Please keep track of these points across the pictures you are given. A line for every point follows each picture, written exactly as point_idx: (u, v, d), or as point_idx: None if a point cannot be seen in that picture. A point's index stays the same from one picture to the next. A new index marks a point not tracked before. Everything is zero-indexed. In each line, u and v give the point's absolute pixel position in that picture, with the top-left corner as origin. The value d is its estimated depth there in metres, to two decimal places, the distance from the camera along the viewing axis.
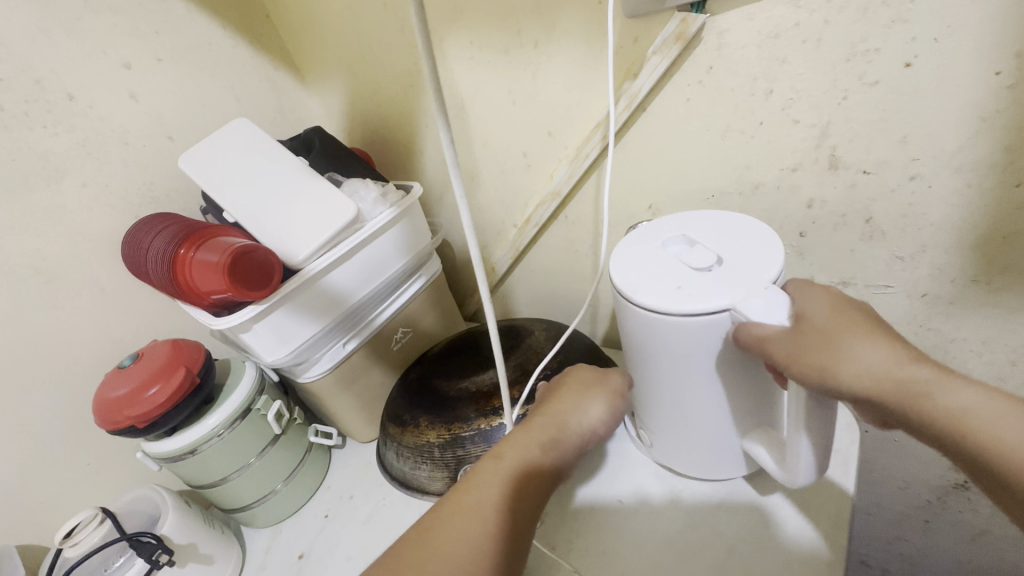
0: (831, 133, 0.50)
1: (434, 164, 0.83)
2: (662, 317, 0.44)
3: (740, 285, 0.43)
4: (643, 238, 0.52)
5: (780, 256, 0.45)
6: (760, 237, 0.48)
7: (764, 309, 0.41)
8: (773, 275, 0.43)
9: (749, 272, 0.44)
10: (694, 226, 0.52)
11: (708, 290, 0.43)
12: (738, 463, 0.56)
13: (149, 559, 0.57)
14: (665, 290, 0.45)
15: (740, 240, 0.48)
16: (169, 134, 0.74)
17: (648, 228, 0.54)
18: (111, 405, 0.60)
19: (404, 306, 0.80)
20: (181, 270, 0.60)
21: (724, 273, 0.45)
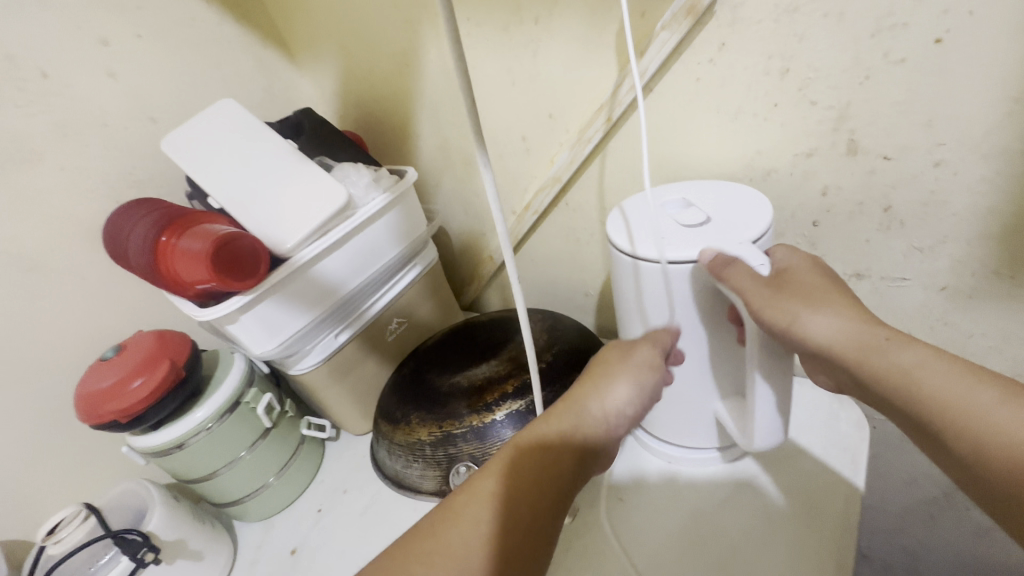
0: (850, 116, 0.47)
1: (430, 147, 0.80)
2: (641, 262, 0.44)
3: (720, 239, 0.43)
4: (642, 199, 0.52)
5: (767, 222, 0.44)
6: (754, 204, 0.47)
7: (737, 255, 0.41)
8: (755, 236, 0.43)
9: (733, 231, 0.44)
10: (696, 194, 0.51)
11: (689, 240, 0.43)
12: (711, 436, 0.56)
13: (133, 558, 0.56)
14: (647, 237, 0.45)
15: (735, 206, 0.47)
16: (152, 115, 0.71)
17: (650, 193, 0.53)
18: (93, 399, 0.58)
19: (398, 296, 0.78)
20: (163, 259, 0.57)
21: (708, 229, 0.45)
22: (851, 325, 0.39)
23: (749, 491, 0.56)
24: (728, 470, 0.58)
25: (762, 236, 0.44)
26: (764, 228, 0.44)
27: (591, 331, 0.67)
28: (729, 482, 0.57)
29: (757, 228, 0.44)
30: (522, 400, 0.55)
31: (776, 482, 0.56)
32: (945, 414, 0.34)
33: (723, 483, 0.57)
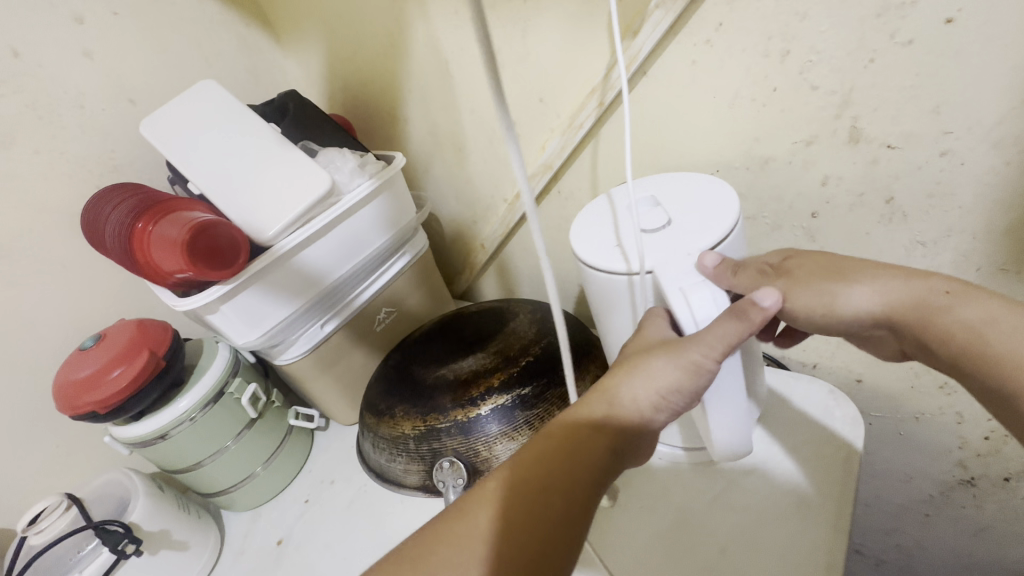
0: (853, 102, 0.45)
1: (419, 132, 0.77)
2: (593, 272, 0.45)
3: (671, 250, 0.42)
4: (616, 196, 0.51)
5: (727, 228, 0.42)
6: (721, 203, 0.45)
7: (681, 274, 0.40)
8: (707, 246, 0.41)
9: (686, 239, 0.42)
10: (670, 189, 0.49)
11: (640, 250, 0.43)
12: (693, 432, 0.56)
13: (114, 550, 0.55)
14: (604, 249, 0.45)
15: (704, 204, 0.46)
16: (131, 97, 0.68)
17: (628, 187, 0.52)
18: (72, 389, 0.56)
19: (386, 285, 0.76)
20: (139, 246, 0.55)
21: (664, 235, 0.43)
22: (899, 285, 0.38)
23: (740, 489, 0.55)
24: (717, 469, 0.57)
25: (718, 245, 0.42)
26: (722, 236, 0.42)
27: (581, 323, 0.66)
28: (718, 481, 0.56)
29: (712, 236, 0.42)
30: (508, 394, 0.54)
31: (766, 480, 0.55)
32: (1017, 373, 0.33)
33: (712, 481, 0.56)
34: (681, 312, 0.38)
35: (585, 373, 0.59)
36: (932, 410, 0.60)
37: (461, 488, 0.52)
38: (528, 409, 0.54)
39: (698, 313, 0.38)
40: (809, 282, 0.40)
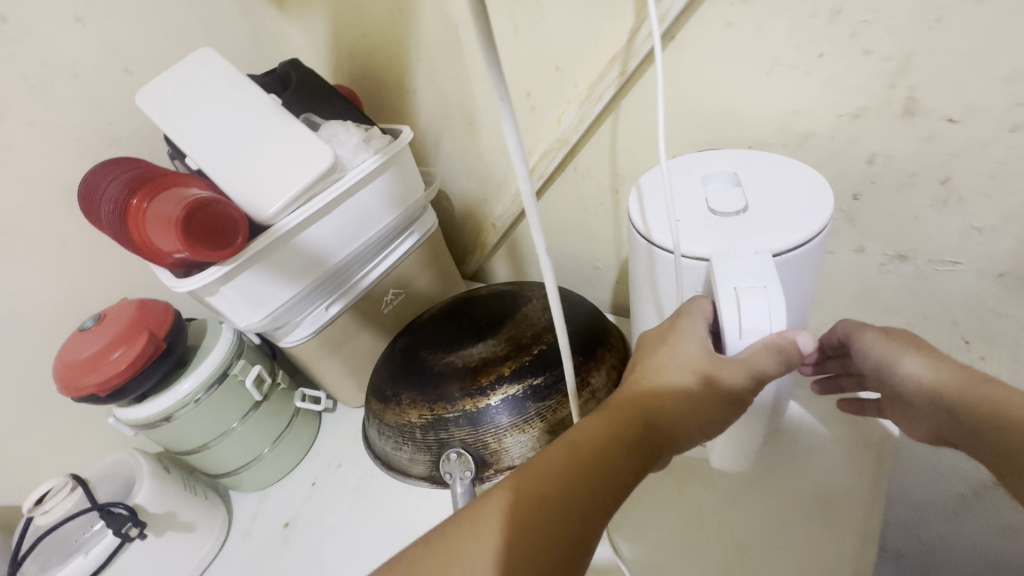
0: (910, 69, 0.40)
1: (428, 105, 0.73)
2: (645, 241, 0.42)
3: (736, 241, 0.39)
4: (687, 164, 0.47)
5: (806, 232, 0.38)
6: (807, 204, 0.40)
7: (740, 269, 0.37)
8: (779, 247, 0.38)
9: (758, 233, 0.39)
10: (746, 170, 0.45)
11: (701, 233, 0.40)
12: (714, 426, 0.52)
13: (117, 533, 0.55)
14: (663, 216, 0.42)
15: (785, 197, 0.41)
16: (128, 65, 0.65)
17: (698, 157, 0.48)
18: (71, 371, 0.55)
19: (393, 265, 0.73)
20: (134, 224, 0.53)
21: (734, 223, 0.40)
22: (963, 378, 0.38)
23: (763, 487, 0.52)
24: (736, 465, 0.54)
25: (791, 249, 0.38)
26: (798, 240, 0.38)
27: (597, 310, 0.63)
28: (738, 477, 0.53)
29: (788, 237, 0.38)
30: (519, 384, 0.51)
31: (790, 479, 0.51)
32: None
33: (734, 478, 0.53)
34: (729, 314, 0.36)
35: (601, 363, 0.56)
36: None
37: (469, 480, 0.50)
38: (540, 400, 0.51)
39: (745, 324, 0.35)
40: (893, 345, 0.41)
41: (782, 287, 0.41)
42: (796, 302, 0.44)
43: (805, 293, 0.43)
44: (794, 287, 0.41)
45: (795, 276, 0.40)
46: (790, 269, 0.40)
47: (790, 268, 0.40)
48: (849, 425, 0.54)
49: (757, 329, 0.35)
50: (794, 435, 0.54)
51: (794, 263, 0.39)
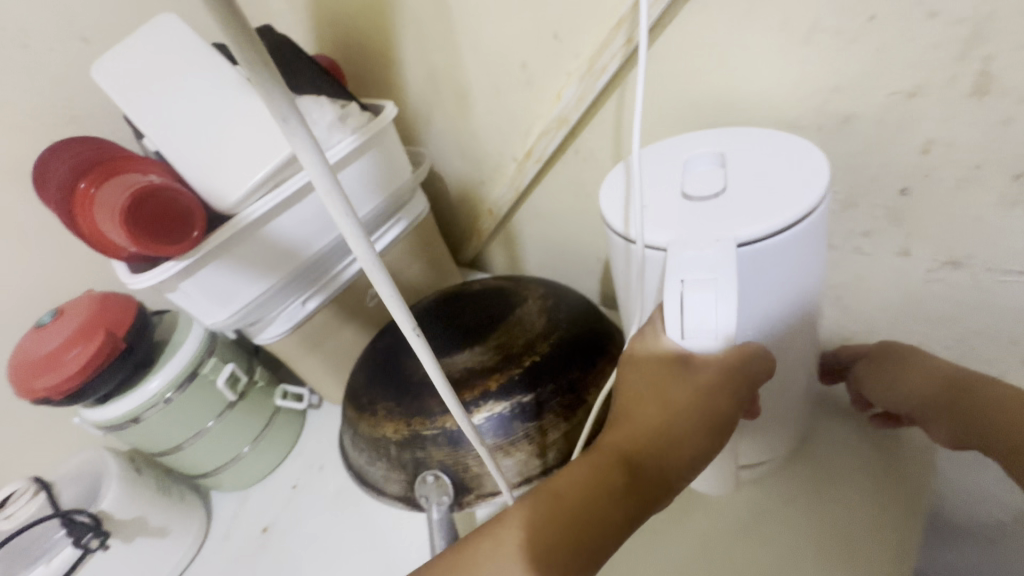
0: (986, 37, 0.32)
1: (416, 78, 0.66)
2: (609, 231, 0.37)
3: (699, 227, 0.33)
4: (677, 145, 0.41)
5: (791, 217, 0.32)
6: (797, 186, 0.33)
7: (693, 258, 0.31)
8: (746, 235, 0.32)
9: (725, 219, 0.33)
10: (746, 151, 0.38)
11: (668, 219, 0.34)
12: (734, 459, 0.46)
13: (77, 544, 0.51)
14: (632, 205, 0.37)
15: (778, 178, 0.35)
16: (85, 34, 0.59)
17: (697, 138, 0.42)
18: (24, 372, 0.51)
19: (378, 257, 0.67)
20: (80, 213, 0.47)
21: (704, 207, 0.34)
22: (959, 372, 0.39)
23: (781, 514, 0.46)
24: (748, 494, 0.48)
25: (764, 238, 0.32)
26: (773, 228, 0.32)
27: (599, 312, 0.57)
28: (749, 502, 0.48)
29: (760, 223, 0.32)
30: (506, 402, 0.47)
31: (809, 511, 0.46)
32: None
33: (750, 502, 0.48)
34: (669, 310, 0.30)
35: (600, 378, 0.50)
36: None
37: (446, 505, 0.46)
38: (528, 421, 0.47)
39: (686, 321, 0.30)
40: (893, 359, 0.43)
41: (769, 282, 0.34)
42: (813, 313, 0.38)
43: (795, 295, 0.36)
44: (777, 286, 0.34)
45: (776, 273, 0.34)
46: (767, 264, 0.33)
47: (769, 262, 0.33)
48: (879, 450, 0.48)
49: (702, 328, 0.30)
50: (814, 458, 0.49)
51: (770, 251, 0.32)
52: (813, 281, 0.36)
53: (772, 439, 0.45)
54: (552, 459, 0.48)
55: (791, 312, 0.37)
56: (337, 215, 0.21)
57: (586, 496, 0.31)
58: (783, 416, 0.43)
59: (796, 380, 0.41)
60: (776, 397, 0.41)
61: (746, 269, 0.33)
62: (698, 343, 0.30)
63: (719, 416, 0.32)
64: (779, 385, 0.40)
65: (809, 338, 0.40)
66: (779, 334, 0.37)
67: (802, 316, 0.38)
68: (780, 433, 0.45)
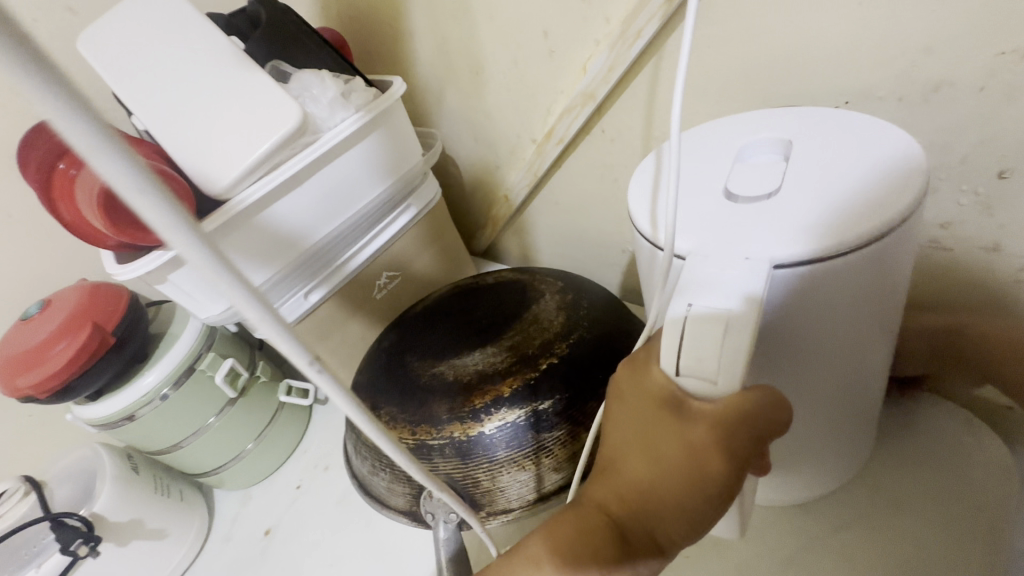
0: None
1: (427, 51, 0.61)
2: (636, 234, 0.32)
3: (729, 237, 0.27)
4: (736, 128, 0.35)
5: (861, 235, 0.25)
6: (870, 198, 0.27)
7: (709, 278, 0.26)
8: (785, 258, 0.26)
9: (765, 231, 0.27)
10: (813, 132, 0.32)
11: (705, 224, 0.29)
12: (784, 486, 0.41)
13: (63, 551, 0.48)
14: (663, 203, 0.31)
15: (852, 177, 0.28)
16: (70, 3, 0.55)
17: (755, 116, 0.36)
18: (9, 366, 0.48)
19: (386, 245, 0.63)
20: (60, 197, 0.44)
21: (749, 211, 0.28)
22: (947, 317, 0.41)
23: (827, 544, 0.41)
24: (798, 518, 0.43)
25: (808, 263, 0.26)
26: (821, 254, 0.25)
27: (624, 309, 0.51)
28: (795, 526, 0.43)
29: (808, 243, 0.26)
30: (521, 410, 0.42)
31: (870, 539, 0.40)
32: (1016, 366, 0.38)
33: (784, 529, 0.43)
34: (669, 340, 0.26)
35: None
36: None
37: (454, 524, 0.41)
38: (544, 431, 0.42)
39: (682, 358, 0.25)
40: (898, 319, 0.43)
41: (817, 311, 0.28)
42: (885, 322, 0.32)
43: (845, 330, 0.30)
44: (822, 316, 0.28)
45: (823, 303, 0.27)
46: (810, 293, 0.27)
47: (814, 291, 0.27)
48: (948, 476, 0.42)
49: (699, 370, 0.25)
50: (875, 485, 0.43)
51: (818, 277, 0.26)
52: (895, 289, 0.30)
53: (810, 469, 0.39)
54: (571, 474, 0.43)
55: (839, 344, 0.30)
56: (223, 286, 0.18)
57: (571, 553, 0.30)
58: (835, 439, 0.38)
59: (848, 403, 0.36)
60: (837, 415, 0.36)
61: (780, 296, 0.27)
62: (694, 386, 0.26)
63: (717, 479, 0.26)
64: (841, 400, 0.35)
65: (876, 357, 0.34)
66: (843, 354, 0.31)
67: (855, 352, 0.32)
68: (824, 464, 0.40)
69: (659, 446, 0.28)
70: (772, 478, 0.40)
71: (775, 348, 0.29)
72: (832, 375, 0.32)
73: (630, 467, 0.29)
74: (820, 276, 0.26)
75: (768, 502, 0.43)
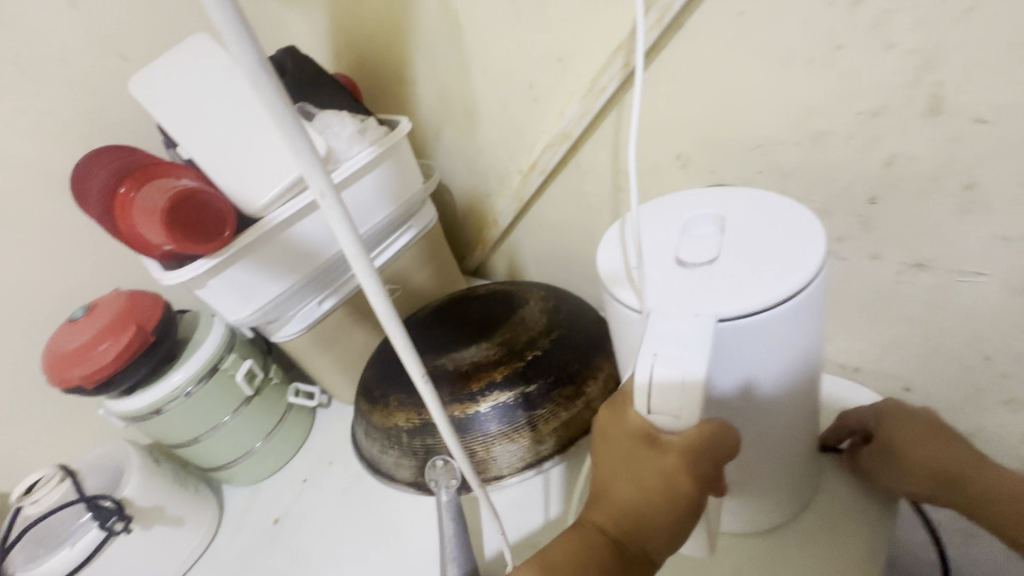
0: (936, 64, 0.37)
1: (428, 96, 0.71)
2: (609, 298, 0.38)
3: (682, 299, 0.34)
4: (680, 203, 0.42)
5: (783, 293, 0.32)
6: (788, 261, 0.34)
7: (671, 330, 0.32)
8: (727, 312, 0.32)
9: (710, 292, 0.33)
10: (738, 209, 0.39)
11: (661, 287, 0.35)
12: (753, 512, 0.46)
13: (102, 527, 0.55)
14: (627, 273, 0.37)
15: (770, 249, 0.35)
16: (121, 50, 0.64)
17: (700, 194, 0.43)
18: (61, 361, 0.55)
19: (390, 260, 0.71)
20: (121, 213, 0.52)
21: (696, 274, 0.35)
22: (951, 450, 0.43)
23: (783, 568, 0.46)
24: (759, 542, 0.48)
25: (745, 317, 0.32)
26: (755, 307, 0.32)
27: (597, 315, 0.60)
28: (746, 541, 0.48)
29: (744, 301, 0.32)
30: (511, 392, 0.50)
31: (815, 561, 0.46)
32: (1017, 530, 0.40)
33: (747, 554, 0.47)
34: (641, 386, 0.31)
35: (598, 372, 0.54)
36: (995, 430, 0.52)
37: (454, 489, 0.48)
38: (530, 409, 0.50)
39: (652, 400, 0.31)
40: (909, 435, 0.44)
41: (760, 355, 0.35)
42: (816, 360, 0.39)
43: (781, 368, 0.36)
44: (763, 361, 0.35)
45: (763, 348, 0.34)
46: (750, 340, 0.33)
47: (752, 337, 0.33)
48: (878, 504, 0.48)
49: (666, 407, 0.31)
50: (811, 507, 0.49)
51: (756, 328, 0.33)
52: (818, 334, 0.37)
53: (768, 499, 0.45)
54: (554, 446, 0.52)
55: (783, 379, 0.37)
56: (338, 229, 0.25)
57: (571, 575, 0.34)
58: (785, 473, 0.44)
59: (792, 440, 0.42)
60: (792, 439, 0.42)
61: (728, 344, 0.33)
62: (664, 422, 0.31)
63: (688, 493, 0.33)
64: (796, 427, 0.41)
65: (809, 389, 0.41)
66: (788, 386, 0.38)
67: (791, 385, 0.38)
68: (777, 498, 0.45)
69: (640, 472, 0.33)
70: (739, 509, 0.45)
71: (726, 388, 0.35)
72: (783, 412, 0.39)
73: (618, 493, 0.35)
74: (758, 327, 0.33)
75: (734, 529, 0.48)
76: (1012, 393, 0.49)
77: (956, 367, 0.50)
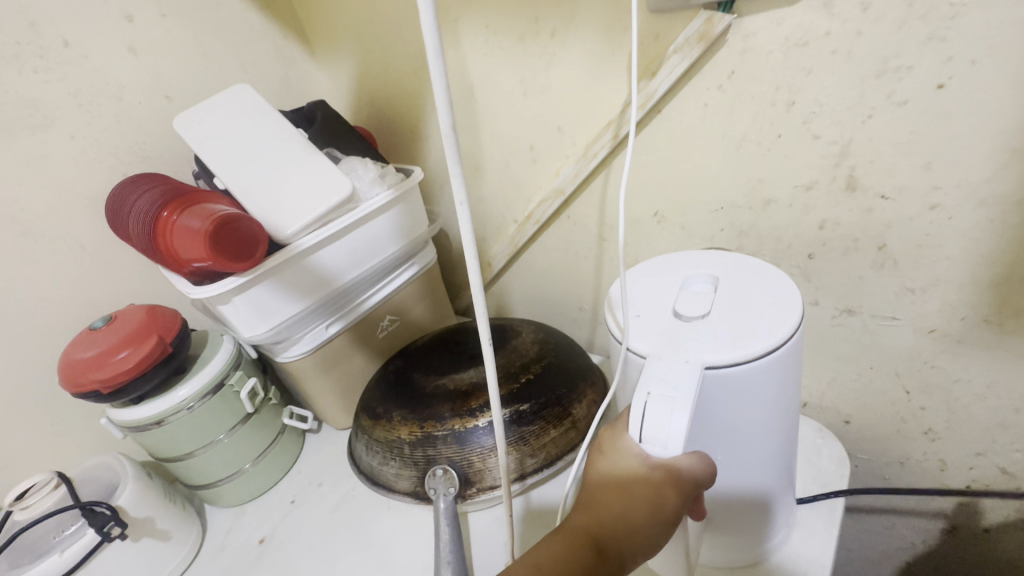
0: (851, 153, 0.49)
1: (438, 151, 0.80)
2: (615, 339, 0.44)
3: (677, 344, 0.40)
4: (677, 261, 0.50)
5: (762, 347, 0.39)
6: (768, 320, 0.41)
7: (665, 370, 0.38)
8: (713, 360, 0.38)
9: (701, 342, 0.40)
10: (727, 273, 0.47)
11: (658, 333, 0.42)
12: (734, 547, 0.50)
13: (98, 531, 0.56)
14: (632, 319, 0.44)
15: (754, 309, 0.42)
16: (168, 92, 0.71)
17: (690, 255, 0.51)
18: (77, 367, 0.58)
19: (394, 293, 0.77)
20: (162, 233, 0.57)
21: (688, 326, 0.42)
22: None
23: None
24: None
25: (728, 365, 0.38)
26: (737, 357, 0.38)
27: (581, 349, 0.67)
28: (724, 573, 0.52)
29: (728, 350, 0.39)
30: (505, 409, 0.56)
31: None
32: None
33: None
34: (636, 415, 0.37)
35: (582, 397, 0.60)
36: (917, 455, 0.61)
37: (452, 496, 0.54)
38: (521, 426, 0.56)
39: (644, 430, 0.36)
40: None
41: (742, 399, 0.40)
42: (792, 407, 0.45)
43: (760, 412, 0.42)
44: (743, 404, 0.41)
45: (744, 392, 0.40)
46: (733, 385, 0.39)
47: (736, 383, 0.39)
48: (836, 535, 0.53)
49: (656, 437, 0.35)
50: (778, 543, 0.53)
51: (736, 374, 0.39)
52: (795, 385, 0.44)
53: (742, 536, 0.49)
54: (541, 461, 0.57)
55: (762, 420, 0.42)
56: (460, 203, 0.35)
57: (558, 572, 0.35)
58: (762, 512, 0.48)
59: (769, 476, 0.46)
60: (772, 477, 0.47)
61: (713, 386, 0.39)
62: (652, 450, 0.36)
63: (665, 514, 0.36)
64: (774, 464, 0.46)
65: (786, 432, 0.46)
66: (766, 429, 0.43)
67: (770, 429, 0.43)
68: (750, 538, 0.49)
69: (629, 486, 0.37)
70: (718, 541, 0.49)
71: (708, 422, 0.41)
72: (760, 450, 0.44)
73: (607, 506, 0.38)
74: (739, 374, 0.39)
75: (712, 561, 0.51)
76: (929, 425, 0.58)
77: (884, 400, 0.59)
